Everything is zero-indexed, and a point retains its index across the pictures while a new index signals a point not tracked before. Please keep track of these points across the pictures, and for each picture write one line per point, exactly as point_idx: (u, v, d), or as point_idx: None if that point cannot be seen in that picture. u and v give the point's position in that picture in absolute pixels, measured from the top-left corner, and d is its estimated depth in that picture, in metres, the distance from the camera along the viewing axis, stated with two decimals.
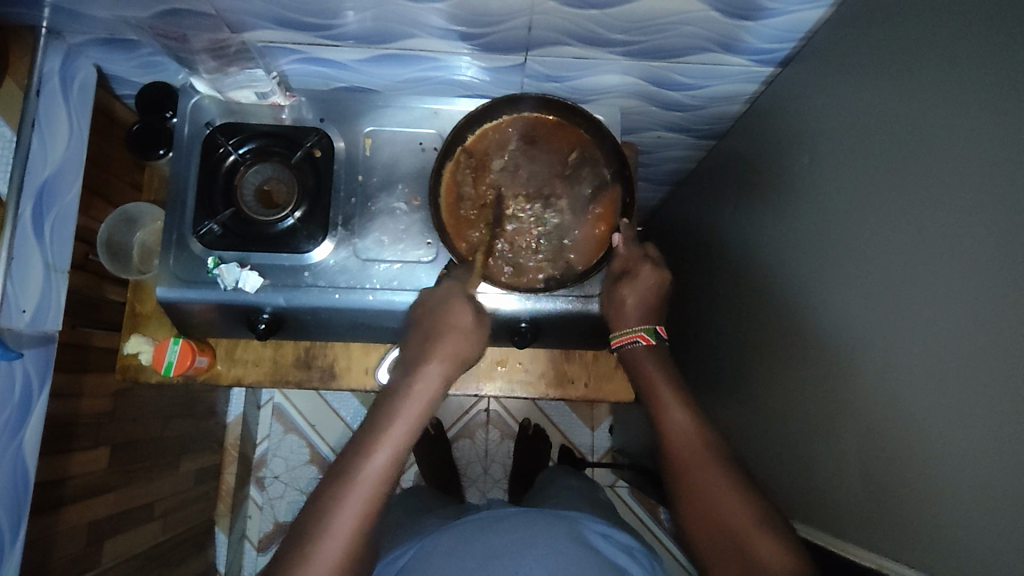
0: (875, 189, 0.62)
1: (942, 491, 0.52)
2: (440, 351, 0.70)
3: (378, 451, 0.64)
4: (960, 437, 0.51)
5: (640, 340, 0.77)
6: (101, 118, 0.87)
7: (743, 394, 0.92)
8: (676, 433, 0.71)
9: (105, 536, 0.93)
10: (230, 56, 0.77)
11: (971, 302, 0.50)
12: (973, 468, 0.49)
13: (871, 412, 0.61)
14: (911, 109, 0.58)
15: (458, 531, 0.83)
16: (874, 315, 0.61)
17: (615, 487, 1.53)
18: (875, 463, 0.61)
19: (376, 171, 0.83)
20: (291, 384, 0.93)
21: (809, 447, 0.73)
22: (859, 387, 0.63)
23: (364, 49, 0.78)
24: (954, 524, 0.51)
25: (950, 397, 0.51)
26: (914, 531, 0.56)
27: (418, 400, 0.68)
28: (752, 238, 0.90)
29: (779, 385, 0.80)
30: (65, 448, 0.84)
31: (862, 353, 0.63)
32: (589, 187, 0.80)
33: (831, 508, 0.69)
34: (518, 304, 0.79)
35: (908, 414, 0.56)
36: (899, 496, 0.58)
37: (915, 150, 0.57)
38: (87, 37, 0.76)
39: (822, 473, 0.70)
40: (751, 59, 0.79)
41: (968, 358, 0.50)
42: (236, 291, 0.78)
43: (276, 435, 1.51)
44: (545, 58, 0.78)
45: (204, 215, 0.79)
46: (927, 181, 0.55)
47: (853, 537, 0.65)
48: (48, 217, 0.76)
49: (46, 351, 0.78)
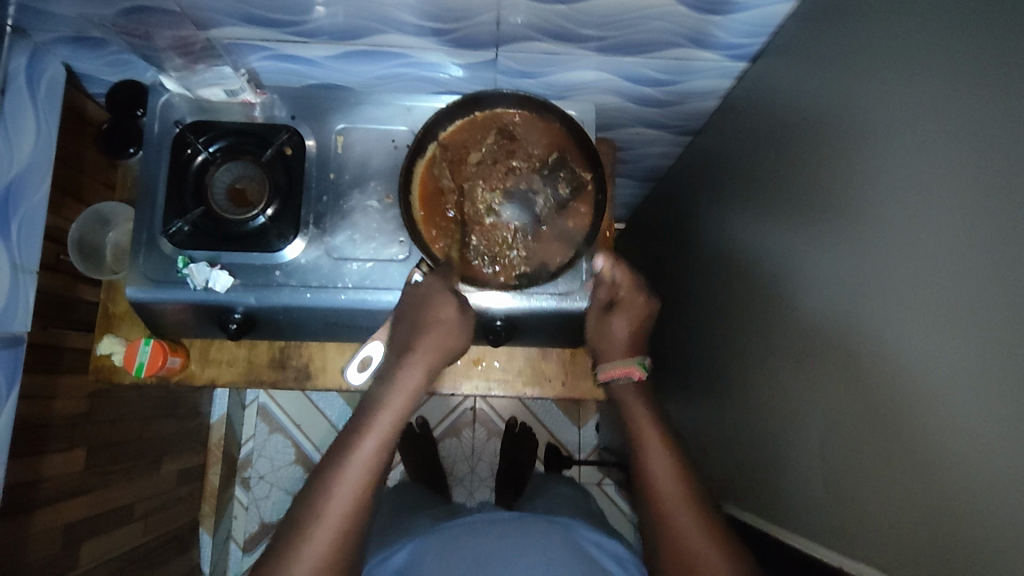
0: (846, 184, 0.62)
1: (915, 492, 0.52)
2: (422, 348, 0.72)
3: (368, 436, 0.68)
4: (934, 438, 0.50)
5: (633, 373, 0.79)
6: (72, 117, 0.86)
7: (720, 391, 0.92)
8: (649, 454, 0.73)
9: (81, 538, 0.92)
10: (196, 54, 0.77)
11: (956, 292, 0.48)
12: (946, 471, 0.48)
13: (847, 412, 0.60)
14: (880, 103, 0.58)
15: (442, 539, 0.84)
16: (851, 311, 0.60)
17: (601, 486, 1.52)
18: (850, 463, 0.60)
19: (348, 169, 0.82)
20: (266, 384, 0.93)
21: (785, 445, 0.72)
22: (835, 384, 0.62)
23: (334, 46, 0.77)
24: (928, 527, 0.50)
25: (924, 396, 0.50)
26: (889, 533, 0.55)
27: (403, 392, 0.71)
28: (728, 238, 0.89)
29: (755, 382, 0.80)
30: (37, 450, 0.84)
31: (838, 350, 0.62)
32: (567, 188, 0.77)
33: (807, 510, 0.68)
34: (507, 302, 0.78)
35: (883, 415, 0.55)
36: (874, 497, 0.57)
37: (884, 145, 0.57)
38: (54, 35, 0.75)
39: (798, 474, 0.70)
40: (724, 54, 0.78)
41: (941, 357, 0.49)
42: (207, 291, 0.78)
43: (260, 436, 1.51)
44: (517, 54, 0.78)
45: (174, 213, 0.78)
46: (897, 176, 0.55)
47: (828, 539, 0.64)
48: (15, 217, 0.75)
49: (15, 352, 0.77)
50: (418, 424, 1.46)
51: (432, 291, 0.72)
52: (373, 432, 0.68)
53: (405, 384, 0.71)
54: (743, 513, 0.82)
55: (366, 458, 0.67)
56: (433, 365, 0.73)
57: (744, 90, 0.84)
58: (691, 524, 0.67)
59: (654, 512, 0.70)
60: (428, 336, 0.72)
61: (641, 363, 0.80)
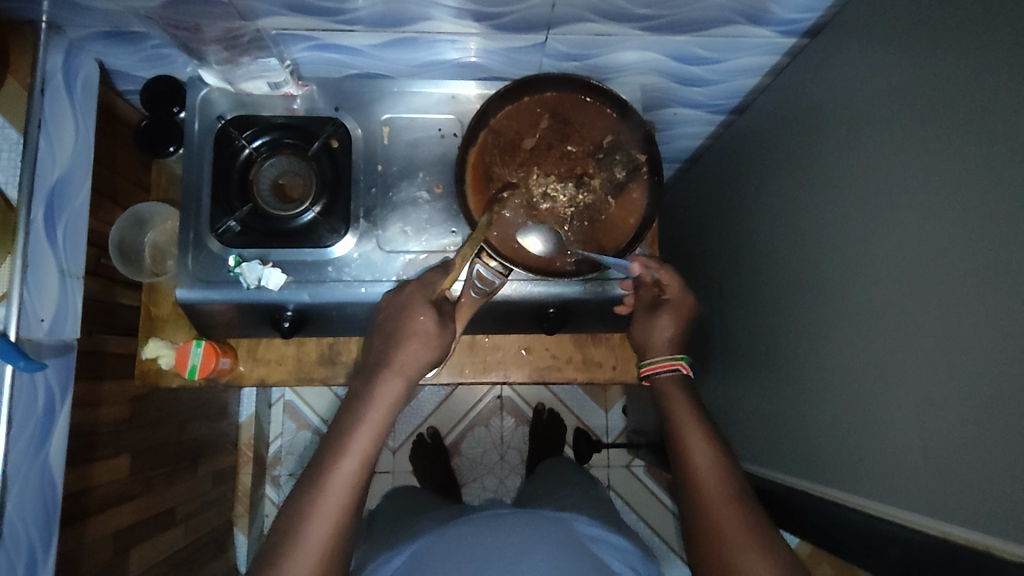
0: (891, 157, 0.61)
1: (947, 445, 0.54)
2: (400, 360, 0.70)
3: (346, 456, 0.65)
4: (970, 387, 0.51)
5: (680, 368, 0.78)
6: (104, 117, 0.83)
7: (753, 370, 0.91)
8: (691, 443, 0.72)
9: (132, 544, 0.91)
10: (243, 46, 0.73)
11: (995, 256, 0.49)
12: (981, 421, 0.50)
13: (881, 369, 0.62)
14: (928, 76, 0.57)
15: (451, 533, 0.80)
16: (886, 276, 0.61)
17: (631, 467, 1.53)
18: (882, 418, 0.62)
19: (395, 160, 0.81)
20: (316, 382, 0.92)
21: (817, 411, 0.73)
22: (871, 344, 0.63)
23: (377, 33, 0.73)
24: (972, 473, 0.52)
25: (960, 355, 0.52)
26: (922, 479, 0.57)
27: (381, 406, 0.68)
28: (760, 213, 0.88)
29: (791, 362, 0.80)
30: (87, 458, 0.82)
31: (873, 312, 0.63)
32: (621, 171, 0.77)
33: (836, 465, 0.70)
34: (543, 291, 0.79)
35: (916, 372, 0.57)
36: (904, 449, 0.59)
37: (930, 116, 0.56)
38: (88, 31, 0.71)
39: (830, 438, 0.71)
40: (777, 30, 0.76)
41: (979, 312, 0.51)
42: (259, 290, 0.77)
43: (288, 434, 1.49)
44: (567, 36, 0.76)
45: (221, 212, 0.77)
46: (945, 147, 0.55)
47: (858, 488, 0.66)
48: (59, 221, 0.74)
49: (66, 360, 0.75)
50: (432, 433, 1.48)
51: (411, 301, 0.72)
52: (353, 449, 0.65)
53: (383, 396, 0.68)
54: (777, 476, 0.82)
55: (348, 480, 0.63)
56: (414, 373, 0.70)
57: (796, 67, 0.82)
58: (732, 514, 0.65)
59: (698, 510, 0.67)
60: (406, 349, 0.70)
61: (683, 359, 0.79)
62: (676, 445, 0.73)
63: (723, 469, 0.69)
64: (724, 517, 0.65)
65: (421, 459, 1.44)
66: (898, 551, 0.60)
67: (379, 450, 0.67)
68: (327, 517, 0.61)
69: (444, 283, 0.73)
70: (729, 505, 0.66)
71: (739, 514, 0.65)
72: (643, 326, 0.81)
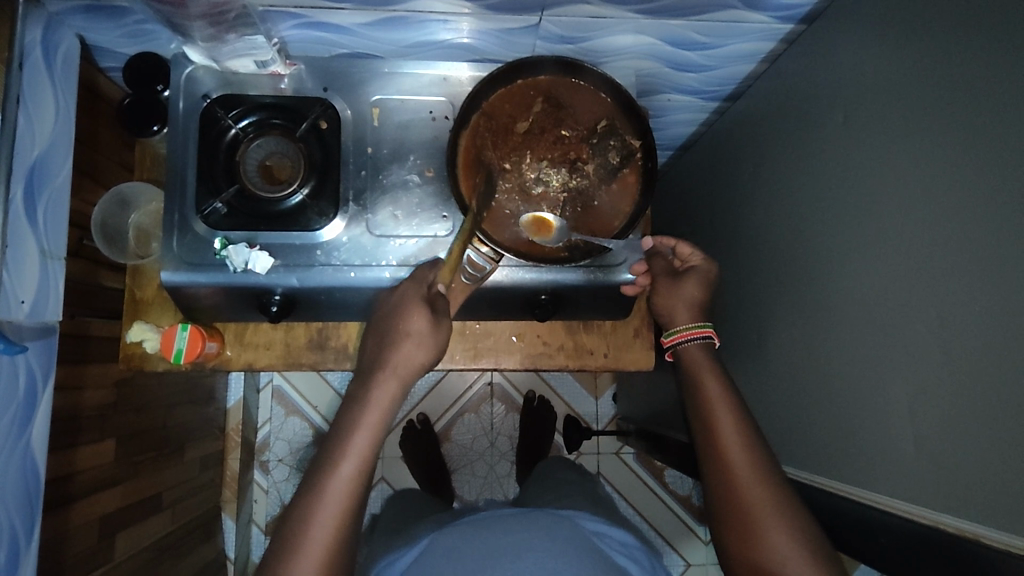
0: (889, 146, 0.60)
1: (940, 437, 0.54)
2: (392, 361, 0.68)
3: (341, 456, 0.63)
4: (964, 380, 0.51)
5: (709, 335, 0.76)
6: (85, 94, 0.81)
7: (744, 359, 0.91)
8: (721, 418, 0.69)
9: (117, 530, 0.90)
10: (228, 23, 0.71)
11: (992, 249, 0.49)
12: (974, 413, 0.50)
13: (872, 360, 0.62)
14: (927, 63, 0.56)
15: (448, 531, 0.80)
16: (877, 265, 0.61)
17: (620, 454, 1.53)
18: (871, 407, 0.62)
19: (386, 143, 0.80)
20: (305, 367, 0.91)
21: (810, 400, 0.73)
22: (862, 334, 0.63)
23: (367, 12, 0.72)
24: (965, 464, 0.52)
25: (952, 347, 0.52)
26: (913, 469, 0.57)
27: (375, 406, 0.66)
28: (755, 202, 0.87)
29: (782, 350, 0.79)
30: (71, 443, 0.80)
31: (865, 303, 0.63)
32: (615, 157, 0.76)
33: (827, 453, 0.70)
34: (537, 277, 0.79)
35: (908, 363, 0.57)
36: (896, 440, 0.59)
37: (928, 104, 0.56)
38: (68, 5, 0.69)
39: (822, 427, 0.71)
40: (772, 16, 0.75)
41: (974, 305, 0.50)
42: (246, 273, 0.76)
43: (277, 419, 1.48)
44: (561, 18, 0.74)
45: (207, 193, 0.76)
46: (942, 135, 0.54)
47: (846, 476, 0.67)
48: (40, 200, 0.72)
49: (48, 342, 0.74)
50: (422, 419, 1.47)
51: (407, 299, 0.70)
52: (348, 450, 0.64)
53: (376, 397, 0.66)
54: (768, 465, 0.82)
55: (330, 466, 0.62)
56: (408, 372, 0.68)
57: (792, 54, 0.80)
58: (764, 496, 0.64)
59: (727, 487, 0.66)
60: (398, 348, 0.68)
61: (710, 326, 0.77)
62: (700, 421, 0.70)
63: (750, 454, 0.66)
64: (755, 494, 0.64)
65: (411, 447, 1.44)
66: (882, 539, 0.61)
67: (365, 436, 0.65)
68: (315, 506, 0.61)
69: (441, 275, 0.73)
70: (759, 490, 0.64)
71: (766, 500, 0.64)
72: (668, 293, 0.80)
